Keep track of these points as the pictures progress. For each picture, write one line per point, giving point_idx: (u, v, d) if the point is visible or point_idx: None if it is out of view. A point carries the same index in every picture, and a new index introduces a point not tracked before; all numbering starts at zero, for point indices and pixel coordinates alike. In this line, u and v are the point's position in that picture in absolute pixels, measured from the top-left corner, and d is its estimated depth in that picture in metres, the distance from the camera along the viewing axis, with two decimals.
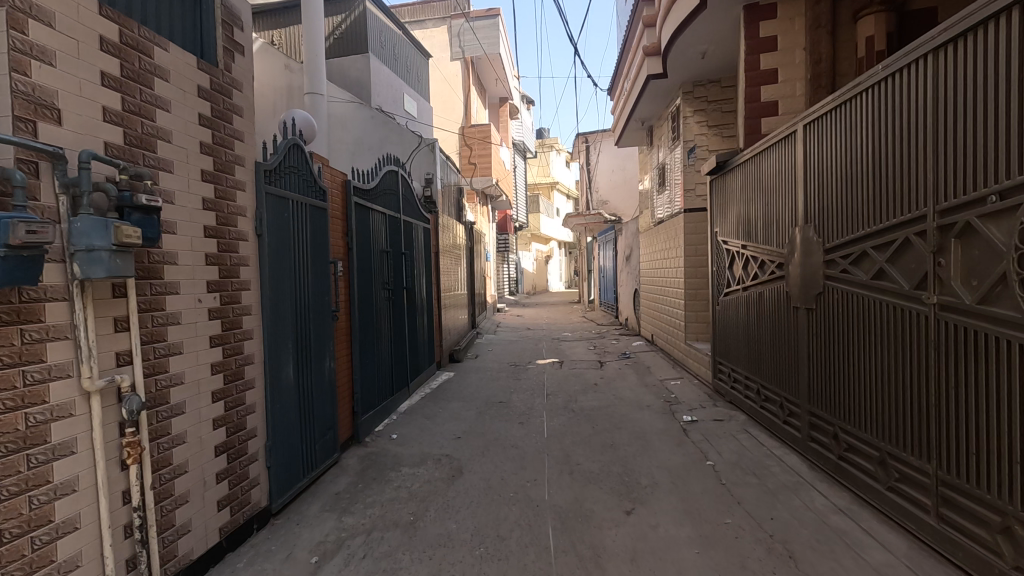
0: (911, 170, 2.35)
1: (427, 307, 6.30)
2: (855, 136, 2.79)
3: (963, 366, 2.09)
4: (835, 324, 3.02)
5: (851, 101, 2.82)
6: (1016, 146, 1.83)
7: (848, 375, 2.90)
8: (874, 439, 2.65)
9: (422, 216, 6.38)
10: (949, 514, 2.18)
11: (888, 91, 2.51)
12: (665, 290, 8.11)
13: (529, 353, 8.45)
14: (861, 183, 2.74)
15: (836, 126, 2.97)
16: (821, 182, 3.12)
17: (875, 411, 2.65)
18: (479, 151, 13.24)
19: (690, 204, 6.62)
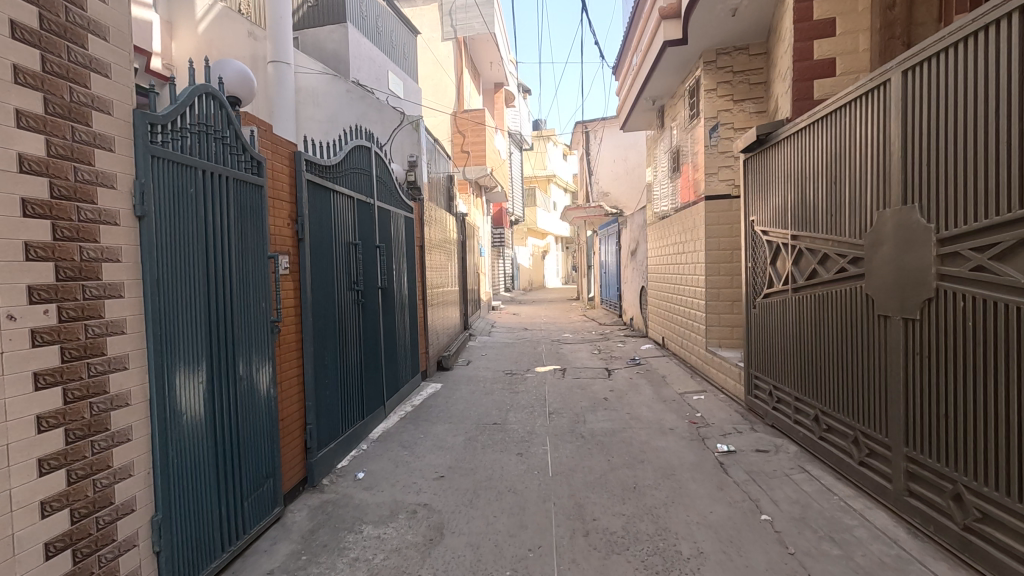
0: (908, 171, 2.45)
1: (409, 310, 5.43)
2: (853, 138, 2.88)
3: (968, 360, 2.12)
4: (843, 322, 3.00)
5: (849, 105, 2.93)
6: (1007, 148, 1.94)
7: (855, 374, 2.89)
8: (879, 435, 2.68)
9: (403, 203, 5.50)
10: (955, 510, 2.20)
11: (884, 96, 2.62)
12: (679, 289, 7.27)
13: (527, 358, 7.60)
14: (859, 183, 2.81)
15: (836, 128, 3.06)
16: (822, 182, 3.20)
17: (881, 409, 2.66)
18: (472, 139, 12.34)
19: (712, 190, 5.77)
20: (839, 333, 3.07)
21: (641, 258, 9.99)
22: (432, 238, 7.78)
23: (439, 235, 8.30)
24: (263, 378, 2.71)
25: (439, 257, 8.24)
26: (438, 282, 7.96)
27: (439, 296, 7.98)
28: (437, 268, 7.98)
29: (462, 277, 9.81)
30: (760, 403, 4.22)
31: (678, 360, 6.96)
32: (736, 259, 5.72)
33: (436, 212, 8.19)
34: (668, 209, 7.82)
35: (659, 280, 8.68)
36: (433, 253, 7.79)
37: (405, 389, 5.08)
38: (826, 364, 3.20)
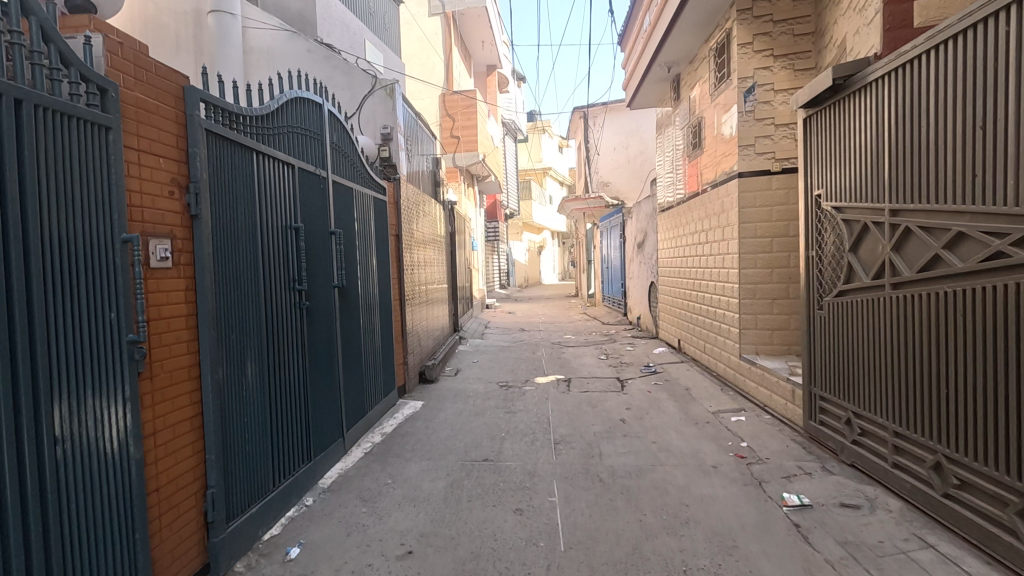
0: (910, 160, 2.51)
1: (381, 314, 4.44)
2: (859, 126, 2.92)
3: (980, 347, 2.16)
4: (863, 316, 2.95)
5: (854, 93, 2.95)
6: (1001, 137, 2.02)
7: (876, 366, 2.84)
8: (896, 425, 2.67)
9: (373, 182, 4.49)
10: (973, 499, 2.20)
11: (886, 87, 2.69)
12: (699, 285, 6.29)
13: (526, 366, 6.61)
14: (869, 170, 2.83)
15: (842, 116, 3.08)
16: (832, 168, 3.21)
17: (902, 399, 2.62)
18: (462, 122, 11.37)
19: (748, 164, 4.79)
20: (857, 325, 3.01)
21: (650, 251, 9.01)
22: (416, 228, 6.76)
23: (425, 225, 7.28)
24: (106, 435, 1.68)
25: (425, 250, 7.22)
26: (423, 280, 6.95)
27: (425, 295, 6.98)
28: (422, 262, 6.97)
29: (452, 273, 8.80)
30: (830, 434, 3.25)
31: (702, 367, 6.00)
32: (777, 248, 4.75)
33: (421, 199, 7.16)
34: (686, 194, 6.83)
35: (673, 275, 7.69)
36: (418, 246, 6.77)
37: (374, 413, 4.09)
38: (846, 357, 3.12)
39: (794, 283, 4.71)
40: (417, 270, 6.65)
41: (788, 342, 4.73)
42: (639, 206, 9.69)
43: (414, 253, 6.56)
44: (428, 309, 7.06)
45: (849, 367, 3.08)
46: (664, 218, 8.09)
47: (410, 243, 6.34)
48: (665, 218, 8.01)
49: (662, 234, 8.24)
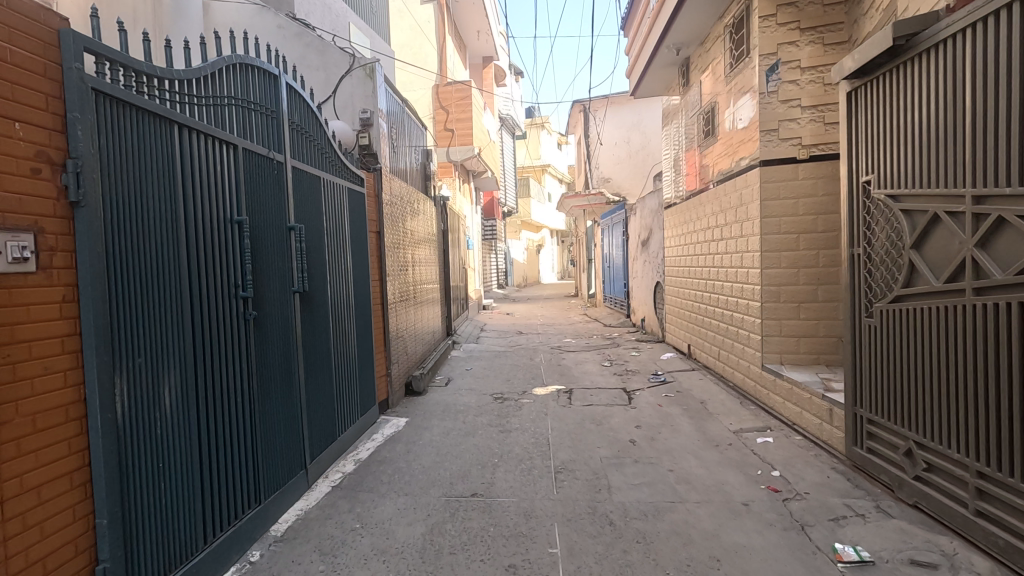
0: (944, 153, 2.30)
1: (357, 322, 3.90)
2: (891, 112, 2.64)
3: None
4: (915, 326, 2.51)
5: (890, 72, 2.63)
6: None
7: (932, 385, 2.41)
8: (958, 454, 2.26)
9: (348, 172, 3.95)
10: None
11: (927, 64, 2.39)
12: (712, 286, 5.77)
13: (524, 375, 6.08)
14: (904, 162, 2.56)
15: (877, 97, 2.75)
16: (865, 156, 2.85)
17: (968, 426, 2.20)
18: (456, 115, 10.86)
19: (771, 151, 4.27)
20: (908, 338, 2.57)
21: (655, 250, 8.49)
22: (404, 225, 6.23)
23: (414, 223, 6.75)
24: None
25: (415, 250, 6.68)
26: (413, 281, 6.42)
27: (415, 299, 6.45)
28: (411, 263, 6.43)
29: (445, 273, 8.27)
30: (883, 466, 2.73)
31: (716, 377, 5.47)
32: (803, 245, 4.23)
33: (411, 195, 6.63)
34: (696, 187, 6.31)
35: (681, 275, 7.16)
36: (406, 244, 6.24)
37: (347, 437, 3.55)
38: (893, 374, 2.68)
39: (823, 285, 4.19)
40: (406, 270, 6.12)
41: (817, 351, 4.22)
42: (643, 202, 9.17)
43: (403, 252, 6.02)
44: (418, 313, 6.53)
45: (898, 385, 2.64)
46: (671, 214, 7.56)
47: (398, 241, 5.80)
48: (673, 214, 7.49)
49: (668, 231, 7.71)
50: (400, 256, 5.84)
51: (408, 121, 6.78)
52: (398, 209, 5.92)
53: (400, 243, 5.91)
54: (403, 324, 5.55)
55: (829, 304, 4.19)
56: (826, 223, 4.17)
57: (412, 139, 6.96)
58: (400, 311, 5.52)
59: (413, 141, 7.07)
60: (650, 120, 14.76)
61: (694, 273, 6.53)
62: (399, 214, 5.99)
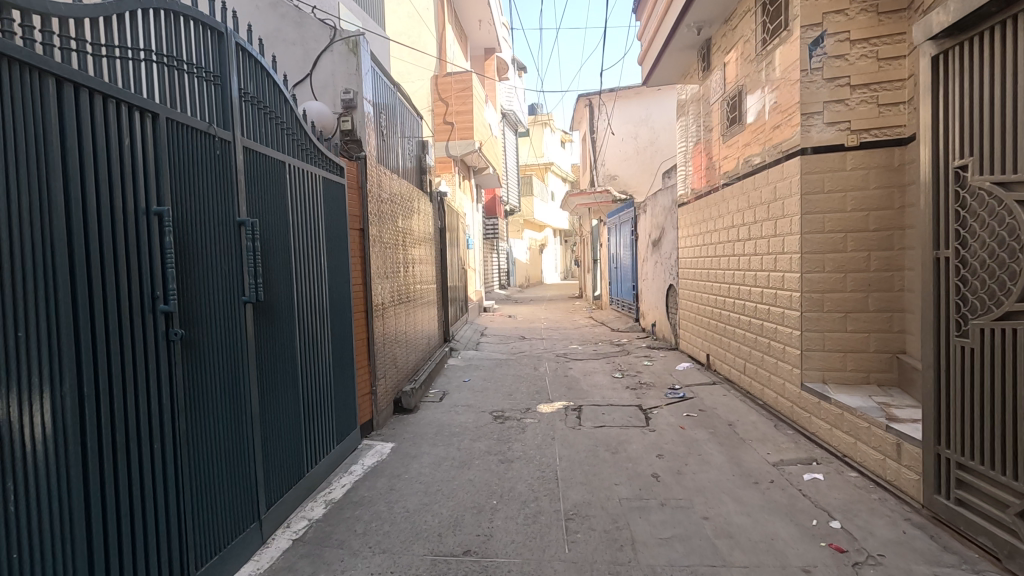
0: None
1: (333, 334, 3.35)
2: (998, 77, 2.08)
3: None
4: None
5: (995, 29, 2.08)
6: None
7: None
8: None
9: (324, 159, 3.40)
10: None
11: None
12: (736, 291, 5.20)
13: (527, 388, 5.51)
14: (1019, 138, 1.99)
15: (974, 61, 2.19)
16: (955, 136, 2.30)
17: None
18: (456, 107, 10.37)
19: (815, 137, 3.71)
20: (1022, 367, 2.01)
21: (668, 251, 7.92)
22: (398, 222, 5.67)
23: (410, 219, 6.20)
24: None
25: (410, 249, 6.13)
26: (408, 284, 5.87)
27: (410, 303, 5.90)
28: (406, 263, 5.88)
29: (442, 275, 7.71)
30: (985, 527, 2.16)
31: (742, 393, 4.91)
32: (851, 246, 3.66)
33: (406, 189, 6.07)
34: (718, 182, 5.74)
35: (699, 278, 6.58)
36: (401, 243, 5.68)
37: (317, 472, 3.00)
38: (997, 411, 2.12)
39: (875, 292, 3.62)
40: (400, 272, 5.56)
41: (866, 369, 3.66)
42: (655, 199, 8.59)
43: (396, 252, 5.46)
44: (413, 319, 5.97)
45: (1007, 426, 2.08)
46: (688, 212, 6.98)
47: (390, 239, 5.24)
48: (689, 212, 6.91)
49: (684, 230, 7.14)
50: (393, 256, 5.29)
51: (403, 108, 6.22)
52: (391, 205, 5.37)
53: (393, 241, 5.35)
54: (394, 333, 4.99)
55: (881, 315, 3.61)
56: (878, 221, 3.60)
57: (407, 129, 6.40)
58: (391, 317, 4.97)
59: (410, 132, 6.51)
60: (658, 115, 14.16)
61: (714, 276, 5.95)
62: (393, 211, 5.44)
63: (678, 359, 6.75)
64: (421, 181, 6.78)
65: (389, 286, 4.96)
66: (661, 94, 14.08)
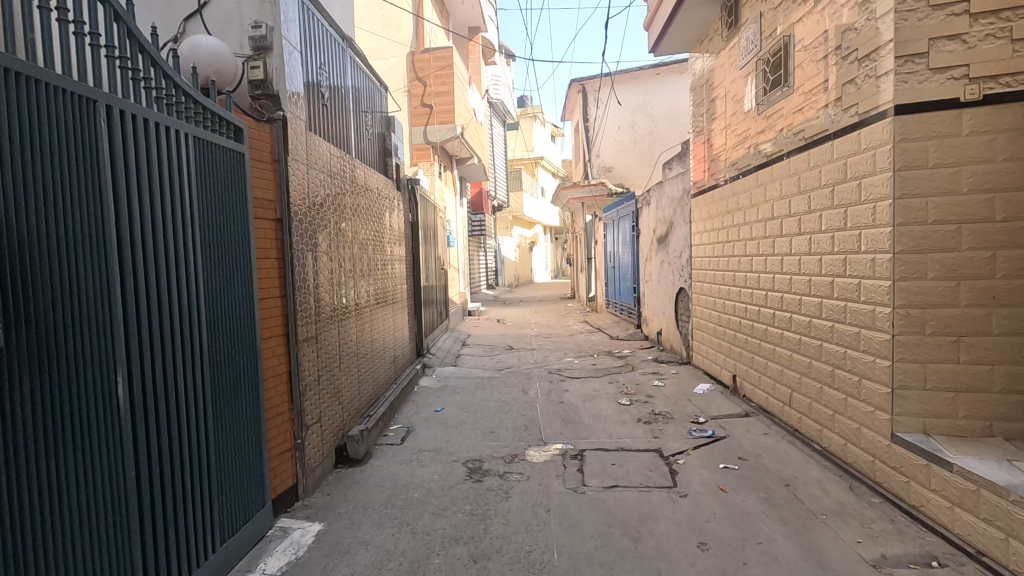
0: None
1: (216, 377, 2.24)
2: None
3: None
4: None
5: None
6: None
7: None
8: None
9: (204, 113, 2.26)
10: None
11: None
12: (778, 301, 4.13)
13: (514, 422, 4.42)
14: None
15: None
16: None
17: None
18: (434, 87, 9.41)
19: (917, 89, 2.64)
20: None
21: (678, 249, 6.84)
22: (357, 214, 4.51)
23: (374, 211, 5.05)
24: None
25: (374, 248, 4.99)
26: (370, 290, 4.72)
27: (372, 313, 4.76)
28: (368, 266, 4.74)
29: (416, 278, 6.58)
30: None
31: (788, 432, 3.85)
32: (967, 243, 2.60)
33: (368, 173, 4.92)
34: (750, 163, 4.67)
35: (719, 281, 5.49)
36: (360, 239, 4.51)
37: None
38: None
39: (1002, 308, 2.57)
40: (357, 276, 4.41)
41: (986, 416, 2.61)
42: (661, 191, 7.51)
43: (352, 251, 4.31)
44: (376, 334, 4.83)
45: None
46: (704, 203, 5.89)
47: (342, 235, 4.09)
48: (707, 203, 5.81)
49: (699, 225, 6.05)
50: (347, 257, 4.13)
51: (361, 75, 5.05)
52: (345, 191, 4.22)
53: (348, 238, 4.20)
54: (346, 356, 3.86)
55: (1011, 340, 2.56)
56: (1008, 207, 2.54)
57: (369, 102, 5.23)
58: (342, 336, 3.83)
59: (372, 105, 5.34)
60: (657, 102, 13.10)
61: (742, 280, 4.87)
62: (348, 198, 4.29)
63: (694, 378, 5.68)
64: (387, 166, 5.61)
65: (339, 296, 3.81)
66: (660, 79, 13.03)
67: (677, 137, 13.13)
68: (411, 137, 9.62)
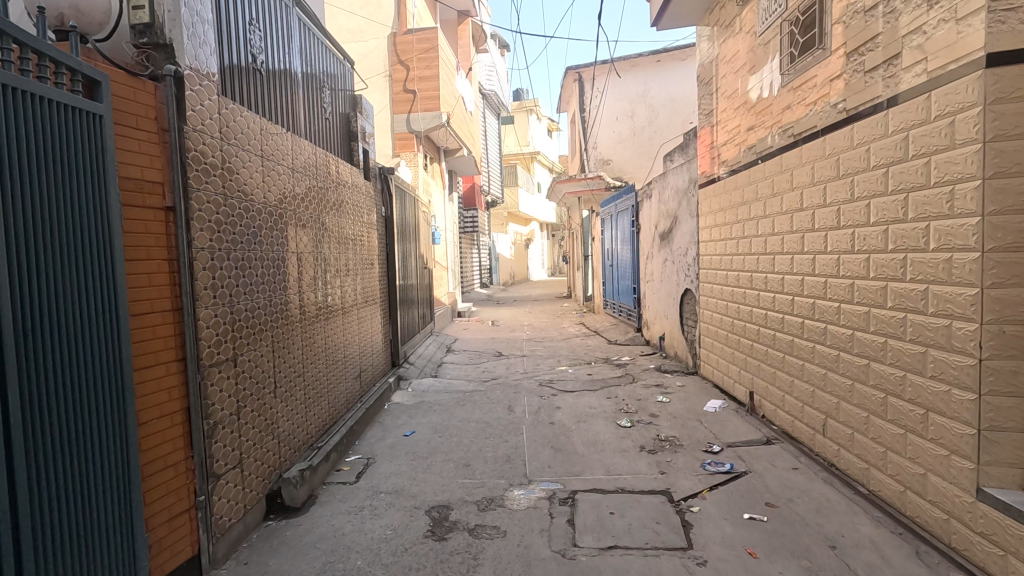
0: None
1: (42, 434, 1.55)
2: None
3: None
4: None
5: None
6: None
7: None
8: None
9: (25, 51, 1.56)
10: None
11: None
12: (809, 310, 3.46)
13: (495, 451, 3.75)
14: None
15: None
16: None
17: None
18: (418, 72, 8.75)
19: (1018, 31, 2.07)
20: None
21: (683, 247, 6.18)
22: (311, 206, 3.82)
23: (335, 203, 4.36)
24: None
25: (334, 246, 4.29)
26: (327, 295, 4.03)
27: (331, 322, 4.07)
28: (325, 267, 4.05)
29: (391, 279, 5.90)
30: None
31: (823, 468, 3.21)
32: None
33: (326, 159, 4.21)
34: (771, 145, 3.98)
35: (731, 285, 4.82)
36: (314, 236, 3.82)
37: None
38: None
39: None
40: (311, 278, 3.73)
41: None
42: (664, 182, 6.84)
43: (303, 249, 3.62)
44: (336, 345, 4.15)
45: None
46: (714, 196, 5.22)
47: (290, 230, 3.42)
48: (717, 195, 5.13)
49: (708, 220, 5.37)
50: (294, 256, 3.45)
51: (318, 45, 4.34)
52: (295, 177, 3.52)
53: (298, 233, 3.53)
54: (288, 377, 3.18)
55: None
56: None
57: (328, 78, 4.53)
58: (283, 353, 3.15)
59: (333, 82, 4.64)
60: (658, 91, 12.41)
61: (761, 283, 4.21)
62: (299, 186, 3.59)
63: (704, 394, 5.03)
64: (353, 153, 4.91)
65: (278, 304, 3.13)
66: (660, 67, 12.33)
67: (678, 128, 12.45)
68: (393, 125, 8.93)
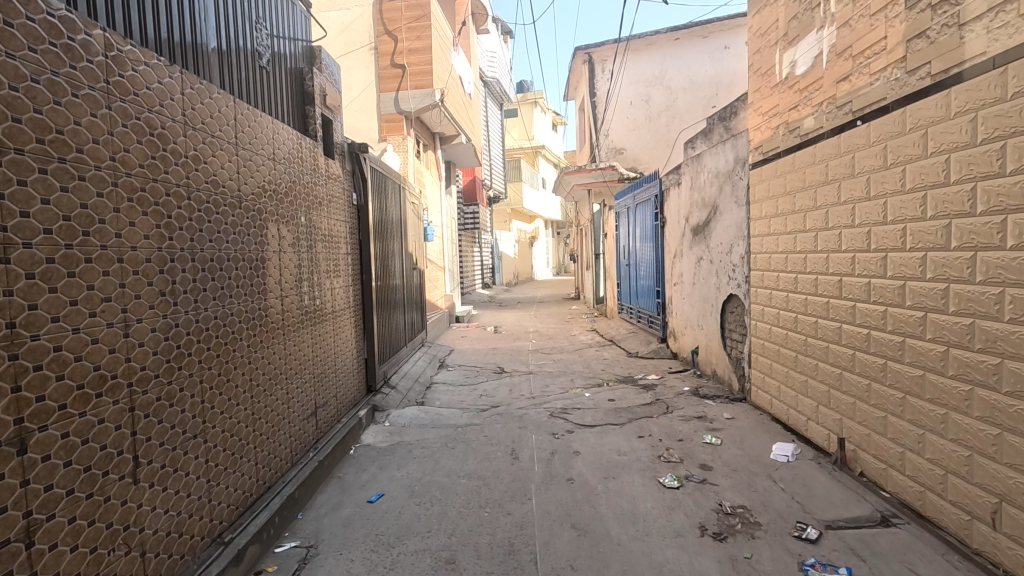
0: None
1: None
2: None
3: None
4: None
5: None
6: None
7: None
8: None
9: None
10: None
11: None
12: (993, 334, 2.21)
13: (491, 534, 2.62)
14: None
15: None
16: None
17: None
18: (408, 43, 7.65)
19: None
20: None
21: (728, 243, 5.03)
22: (237, 184, 2.71)
23: (282, 183, 3.24)
24: None
25: (279, 243, 3.18)
26: (263, 310, 2.92)
27: (269, 347, 2.96)
28: (261, 271, 2.93)
29: (365, 284, 4.76)
30: None
31: None
32: None
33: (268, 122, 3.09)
34: (920, 87, 2.66)
35: (818, 292, 3.55)
36: (240, 227, 2.71)
37: None
38: None
39: None
40: (234, 286, 2.64)
41: None
42: (699, 166, 5.70)
43: (221, 245, 2.53)
44: (278, 379, 3.03)
45: None
46: (785, 173, 3.95)
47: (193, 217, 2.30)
48: (789, 172, 3.90)
49: (774, 206, 4.13)
50: (200, 257, 2.35)
51: None
52: (202, 141, 2.41)
53: (208, 222, 2.42)
54: (171, 442, 2.07)
55: None
56: None
57: (270, 16, 3.38)
58: (163, 407, 2.04)
59: (278, 25, 3.50)
60: (675, 72, 11.25)
61: (867, 287, 3.05)
62: (212, 152, 2.48)
63: (765, 434, 3.89)
64: (309, 121, 3.77)
65: (154, 332, 2.01)
66: (678, 45, 11.18)
67: (699, 113, 11.28)
68: (379, 105, 7.83)
